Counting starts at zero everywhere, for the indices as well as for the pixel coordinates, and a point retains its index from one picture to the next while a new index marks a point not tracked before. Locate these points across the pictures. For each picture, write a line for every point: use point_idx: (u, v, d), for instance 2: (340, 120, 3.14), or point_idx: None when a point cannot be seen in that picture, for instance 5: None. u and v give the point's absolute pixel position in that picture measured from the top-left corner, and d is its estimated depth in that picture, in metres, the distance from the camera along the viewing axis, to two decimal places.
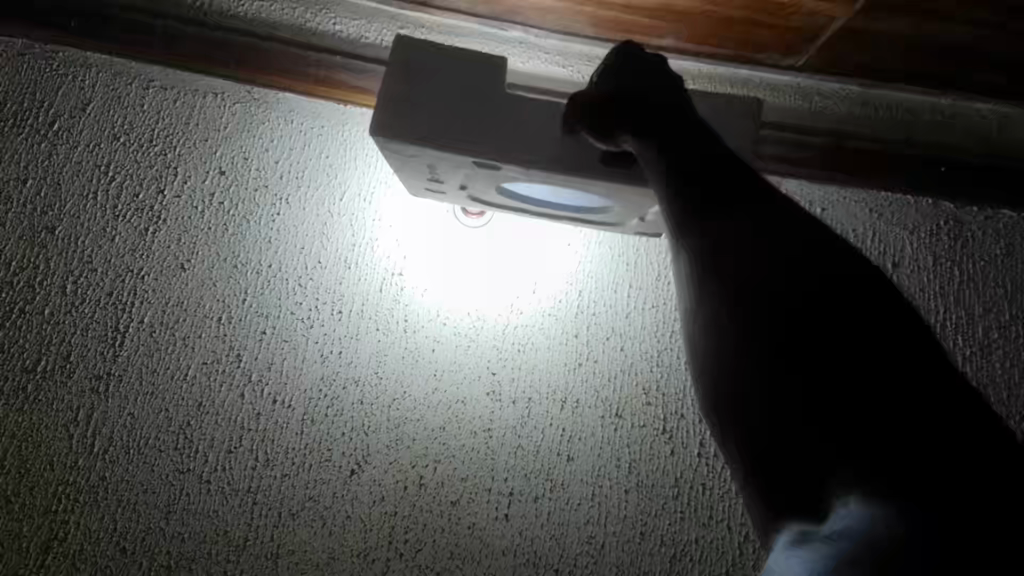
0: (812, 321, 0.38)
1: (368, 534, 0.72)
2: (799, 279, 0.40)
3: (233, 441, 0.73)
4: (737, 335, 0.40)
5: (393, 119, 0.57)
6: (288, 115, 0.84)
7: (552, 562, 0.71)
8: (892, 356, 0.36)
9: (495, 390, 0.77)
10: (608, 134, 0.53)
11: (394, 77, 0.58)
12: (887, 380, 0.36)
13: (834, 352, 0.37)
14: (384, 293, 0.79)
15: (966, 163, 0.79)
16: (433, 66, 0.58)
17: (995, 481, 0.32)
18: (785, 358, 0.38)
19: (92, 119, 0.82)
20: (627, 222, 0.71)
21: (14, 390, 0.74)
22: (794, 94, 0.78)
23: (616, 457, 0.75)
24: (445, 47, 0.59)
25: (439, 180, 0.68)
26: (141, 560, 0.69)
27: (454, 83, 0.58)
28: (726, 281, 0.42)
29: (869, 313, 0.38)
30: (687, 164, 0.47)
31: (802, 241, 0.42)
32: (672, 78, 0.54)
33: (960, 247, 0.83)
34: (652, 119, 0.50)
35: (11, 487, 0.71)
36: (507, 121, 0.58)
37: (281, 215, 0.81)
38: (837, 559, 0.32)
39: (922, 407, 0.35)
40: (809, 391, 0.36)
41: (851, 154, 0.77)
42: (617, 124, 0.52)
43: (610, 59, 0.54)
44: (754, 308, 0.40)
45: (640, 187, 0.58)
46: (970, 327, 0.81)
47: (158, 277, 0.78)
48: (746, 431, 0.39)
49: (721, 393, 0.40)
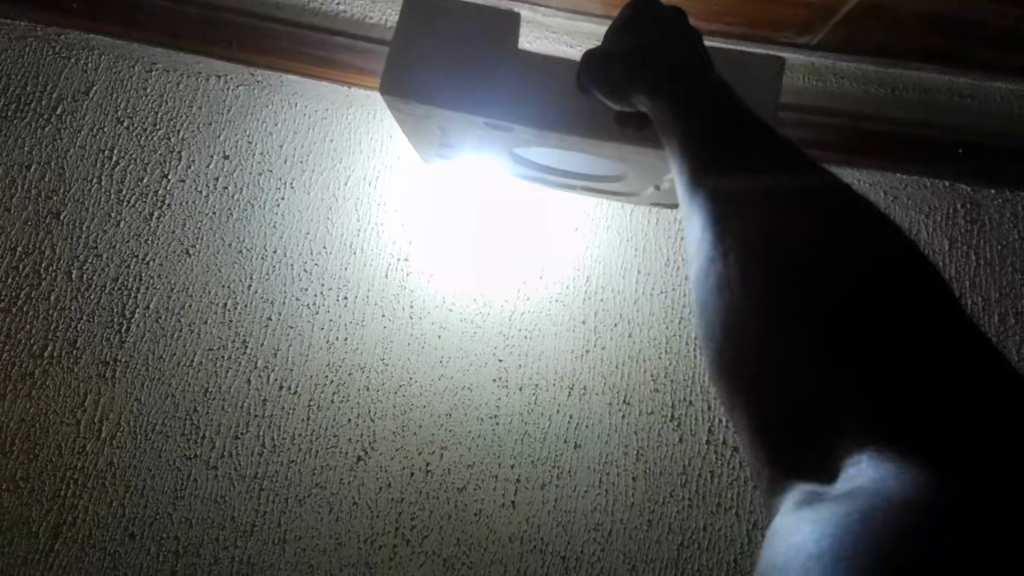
0: (838, 287, 0.38)
1: (375, 520, 0.72)
2: (813, 238, 0.39)
3: (240, 427, 0.73)
4: (757, 300, 0.38)
5: (403, 82, 0.57)
6: (292, 99, 0.83)
7: (558, 549, 0.71)
8: (906, 298, 0.37)
9: (503, 377, 0.76)
10: (620, 96, 0.52)
11: (403, 43, 0.58)
12: (902, 327, 0.36)
13: (859, 317, 0.37)
14: (390, 280, 0.79)
15: (982, 145, 0.79)
16: (439, 25, 0.59)
17: (1003, 431, 0.34)
18: (801, 323, 0.37)
19: (95, 102, 0.82)
20: (641, 191, 0.69)
21: (22, 375, 0.74)
22: (806, 75, 0.77)
23: (624, 445, 0.74)
24: (450, 12, 0.59)
25: (450, 142, 0.67)
26: (149, 544, 0.70)
27: (465, 48, 0.58)
28: (748, 245, 0.40)
29: (882, 270, 0.38)
30: (708, 126, 0.46)
31: (826, 202, 0.41)
32: (694, 38, 0.52)
33: (978, 231, 0.81)
34: (671, 80, 0.49)
35: (22, 471, 0.72)
36: (517, 84, 0.58)
37: (286, 199, 0.80)
38: (871, 517, 0.31)
39: (932, 350, 0.36)
40: (832, 358, 0.36)
41: (856, 138, 0.78)
42: (630, 84, 0.51)
43: (623, 18, 0.53)
44: (768, 271, 0.39)
45: (655, 151, 0.57)
46: (984, 313, 0.79)
47: (163, 263, 0.78)
48: (763, 396, 0.38)
49: (736, 360, 0.39)
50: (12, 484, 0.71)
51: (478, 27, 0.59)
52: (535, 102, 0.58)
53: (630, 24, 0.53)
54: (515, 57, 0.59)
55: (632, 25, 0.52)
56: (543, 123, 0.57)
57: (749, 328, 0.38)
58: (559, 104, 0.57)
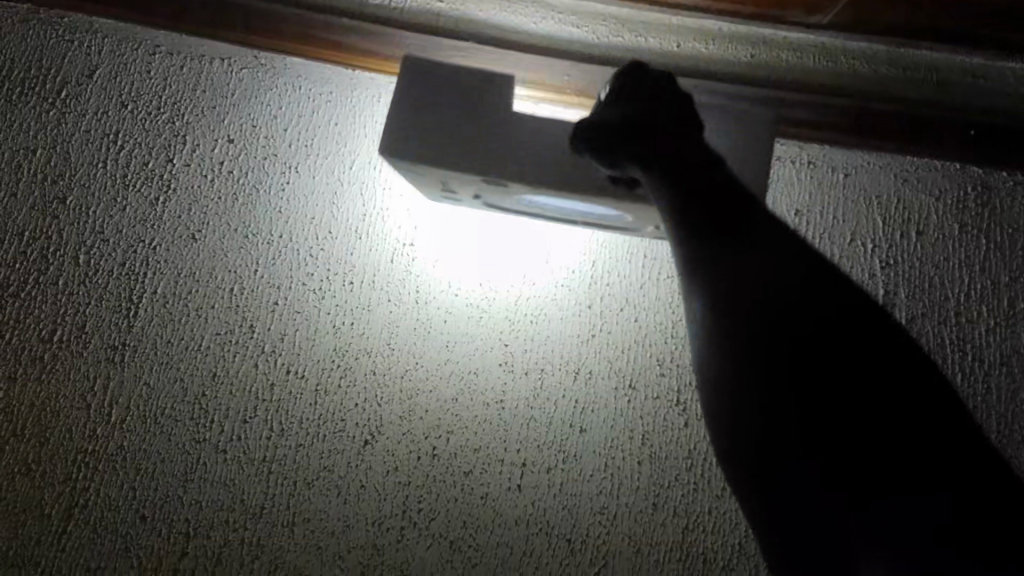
0: (803, 350, 0.46)
1: (383, 503, 0.72)
2: (794, 313, 0.47)
3: (248, 411, 0.74)
4: (740, 360, 0.46)
5: (402, 140, 0.62)
6: (295, 81, 0.82)
7: (564, 532, 0.72)
8: (861, 373, 0.47)
9: (509, 361, 0.76)
10: (613, 165, 0.54)
11: (402, 104, 0.64)
12: (853, 389, 0.46)
13: (817, 375, 0.46)
14: (395, 265, 0.78)
15: (993, 125, 0.77)
16: (433, 86, 0.65)
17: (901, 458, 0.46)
18: (779, 384, 0.45)
19: (99, 86, 0.81)
20: (637, 231, 0.70)
21: (32, 359, 0.74)
22: (816, 54, 0.77)
23: (629, 429, 0.75)
24: (446, 74, 0.66)
25: (455, 191, 0.70)
26: (160, 527, 0.71)
27: (461, 107, 0.64)
28: (734, 303, 0.46)
29: (844, 346, 0.47)
30: (697, 200, 0.50)
31: (798, 271, 0.49)
32: (679, 99, 0.54)
33: (989, 215, 0.80)
34: (662, 151, 0.51)
35: (33, 454, 0.72)
36: (510, 139, 0.62)
37: (291, 183, 0.80)
38: None
39: (878, 409, 0.46)
40: (803, 417, 0.45)
41: (855, 115, 0.77)
42: (624, 154, 0.52)
43: (615, 85, 0.55)
44: (751, 333, 0.46)
45: (646, 209, 0.60)
46: (994, 297, 0.79)
47: (170, 248, 0.78)
48: (748, 462, 0.46)
49: (720, 411, 0.46)
50: (24, 467, 0.72)
51: (474, 94, 0.65)
52: (532, 157, 0.62)
53: (623, 92, 0.54)
54: (507, 116, 0.64)
55: (626, 93, 0.54)
56: (538, 176, 0.61)
57: (733, 383, 0.46)
58: (557, 154, 0.61)
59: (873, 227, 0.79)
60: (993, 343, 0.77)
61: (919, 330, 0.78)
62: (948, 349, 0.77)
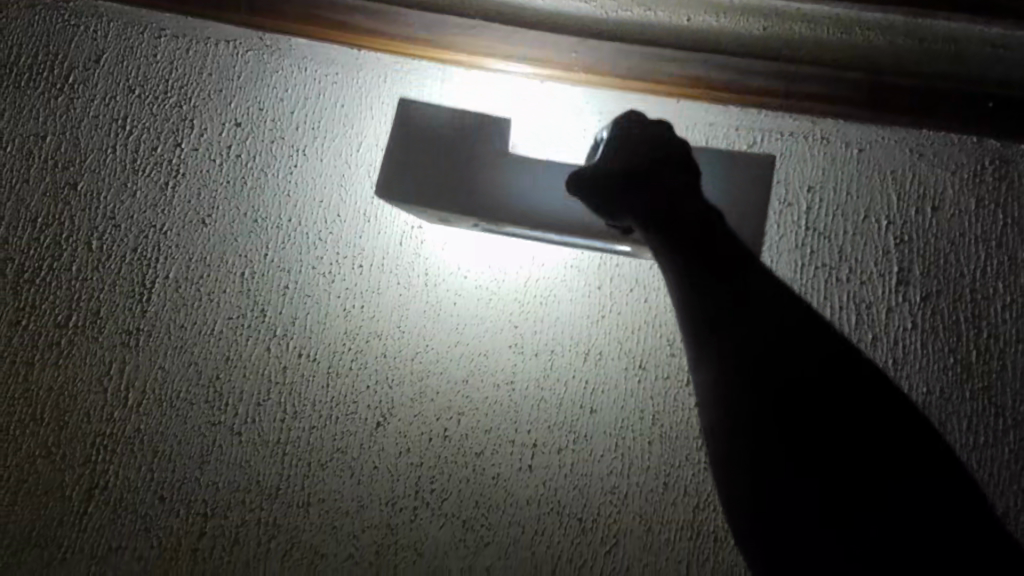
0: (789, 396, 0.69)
1: (396, 483, 0.73)
2: (776, 338, 0.71)
3: (261, 394, 0.75)
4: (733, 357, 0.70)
5: (404, 184, 0.74)
6: (300, 63, 0.82)
7: (575, 511, 0.73)
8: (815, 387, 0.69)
9: (519, 342, 0.76)
10: (612, 214, 0.72)
11: (396, 148, 0.75)
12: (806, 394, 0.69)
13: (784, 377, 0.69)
14: (405, 247, 0.78)
15: (1010, 97, 0.79)
16: (421, 129, 0.76)
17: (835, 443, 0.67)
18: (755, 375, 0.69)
19: (106, 70, 0.81)
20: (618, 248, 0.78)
21: (48, 344, 0.75)
22: (829, 26, 0.79)
23: (640, 409, 0.75)
24: (430, 115, 0.76)
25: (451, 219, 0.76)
26: (178, 507, 0.73)
27: (444, 147, 0.74)
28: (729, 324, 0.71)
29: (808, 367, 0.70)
30: (702, 254, 0.72)
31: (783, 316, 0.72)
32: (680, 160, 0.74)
33: (1006, 189, 0.79)
34: (657, 205, 0.72)
35: (53, 438, 0.74)
36: (491, 181, 0.73)
37: (299, 166, 0.80)
38: None
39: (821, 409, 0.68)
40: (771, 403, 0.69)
41: (879, 92, 0.79)
42: (625, 204, 0.72)
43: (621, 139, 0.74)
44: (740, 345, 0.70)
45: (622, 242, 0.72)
46: (1010, 274, 0.77)
47: (180, 233, 0.78)
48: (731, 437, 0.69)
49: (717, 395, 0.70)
50: (45, 450, 0.73)
51: (459, 150, 0.75)
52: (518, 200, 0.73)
53: (631, 146, 0.73)
54: (488, 155, 0.75)
55: (631, 149, 0.73)
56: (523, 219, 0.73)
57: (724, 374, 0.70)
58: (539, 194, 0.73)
59: (887, 203, 0.78)
60: (1008, 320, 0.77)
61: (934, 309, 0.77)
62: (964, 326, 0.76)
